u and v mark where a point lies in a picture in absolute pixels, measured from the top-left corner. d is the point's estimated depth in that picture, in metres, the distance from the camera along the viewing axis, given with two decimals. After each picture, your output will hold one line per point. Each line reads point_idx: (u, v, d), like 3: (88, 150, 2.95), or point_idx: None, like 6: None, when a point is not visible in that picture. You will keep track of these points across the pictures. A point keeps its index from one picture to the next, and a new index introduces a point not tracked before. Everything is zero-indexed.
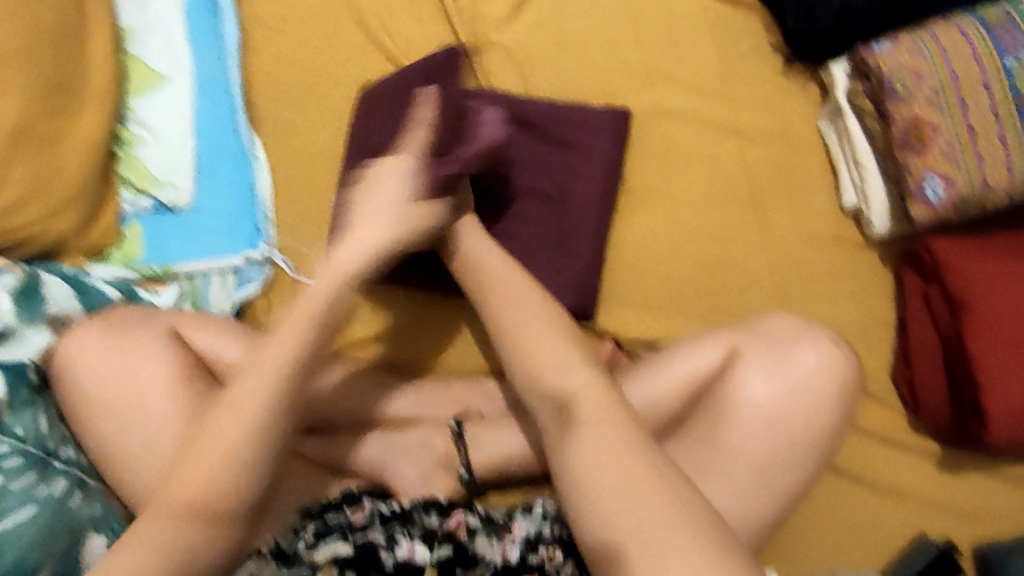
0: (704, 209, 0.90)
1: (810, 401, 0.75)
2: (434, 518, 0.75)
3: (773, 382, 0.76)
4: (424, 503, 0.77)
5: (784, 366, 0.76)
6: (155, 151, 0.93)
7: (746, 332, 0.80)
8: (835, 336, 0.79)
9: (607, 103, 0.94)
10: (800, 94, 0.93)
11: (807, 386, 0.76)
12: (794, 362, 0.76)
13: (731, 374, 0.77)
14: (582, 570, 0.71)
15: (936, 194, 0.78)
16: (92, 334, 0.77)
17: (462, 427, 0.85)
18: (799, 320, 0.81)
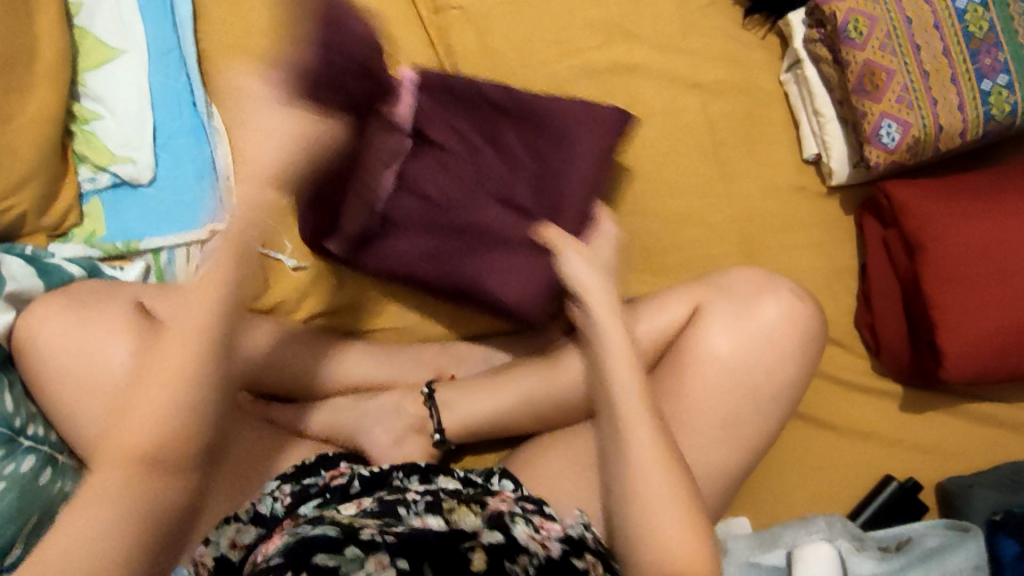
0: (667, 164, 0.90)
1: (771, 348, 0.77)
2: (415, 483, 0.77)
3: (739, 332, 0.77)
4: (403, 466, 0.79)
5: (747, 318, 0.77)
6: (112, 126, 0.92)
7: (711, 285, 0.81)
8: (796, 287, 0.81)
9: (568, 61, 0.93)
10: (760, 46, 0.93)
11: (767, 337, 0.77)
12: (756, 314, 0.77)
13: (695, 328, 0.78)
14: (584, 553, 0.69)
15: (892, 138, 0.78)
16: (54, 309, 0.77)
17: (433, 390, 0.86)
18: (762, 273, 0.82)
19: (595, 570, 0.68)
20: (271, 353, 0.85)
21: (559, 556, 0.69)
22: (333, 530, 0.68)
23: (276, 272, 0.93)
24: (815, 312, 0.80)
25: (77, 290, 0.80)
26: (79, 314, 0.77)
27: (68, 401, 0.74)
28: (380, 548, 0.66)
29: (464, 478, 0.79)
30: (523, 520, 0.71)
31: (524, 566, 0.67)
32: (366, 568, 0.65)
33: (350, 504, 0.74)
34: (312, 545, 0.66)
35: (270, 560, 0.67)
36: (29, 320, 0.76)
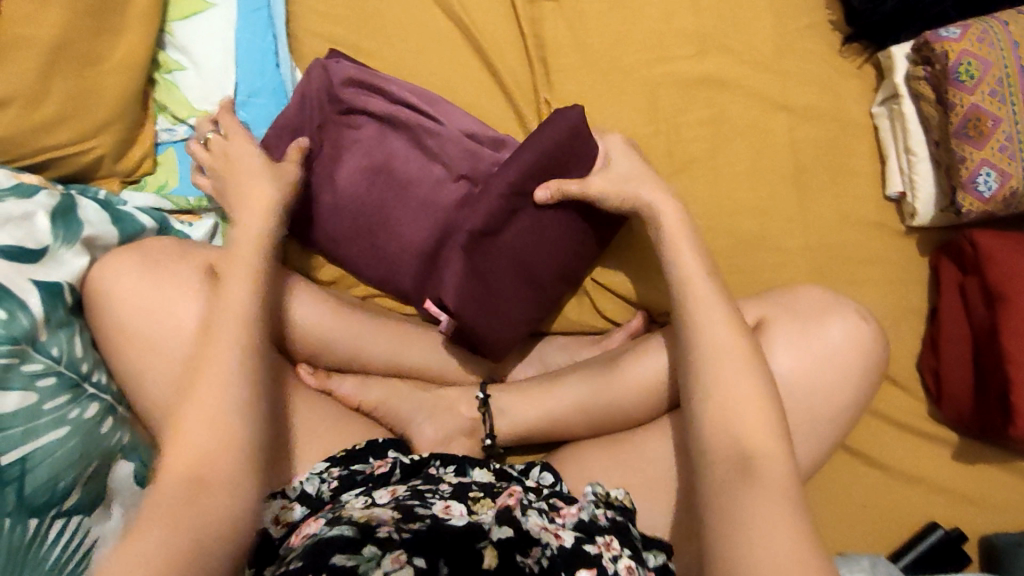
0: (749, 183, 0.89)
1: (829, 371, 0.75)
2: (450, 473, 0.76)
3: (798, 353, 0.75)
4: (442, 456, 0.78)
5: (810, 339, 0.75)
6: (194, 79, 0.91)
7: (775, 303, 0.79)
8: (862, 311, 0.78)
9: (658, 67, 0.91)
10: (856, 75, 0.92)
11: (830, 359, 0.75)
12: (821, 335, 0.75)
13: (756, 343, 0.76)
14: (597, 537, 0.66)
15: (989, 187, 0.79)
16: (129, 262, 0.77)
17: (489, 398, 0.85)
18: (825, 295, 0.80)
19: (610, 551, 0.66)
20: (329, 326, 0.84)
21: (572, 546, 0.65)
22: (350, 530, 0.63)
23: None
24: (880, 343, 0.77)
25: (151, 244, 0.79)
26: (152, 268, 0.76)
27: (134, 353, 0.74)
28: (396, 545, 0.62)
29: (499, 471, 0.78)
30: (535, 512, 0.68)
31: (537, 559, 0.64)
32: (384, 566, 0.60)
33: (383, 491, 0.72)
34: (330, 545, 0.61)
35: (291, 563, 0.60)
36: (102, 270, 0.76)
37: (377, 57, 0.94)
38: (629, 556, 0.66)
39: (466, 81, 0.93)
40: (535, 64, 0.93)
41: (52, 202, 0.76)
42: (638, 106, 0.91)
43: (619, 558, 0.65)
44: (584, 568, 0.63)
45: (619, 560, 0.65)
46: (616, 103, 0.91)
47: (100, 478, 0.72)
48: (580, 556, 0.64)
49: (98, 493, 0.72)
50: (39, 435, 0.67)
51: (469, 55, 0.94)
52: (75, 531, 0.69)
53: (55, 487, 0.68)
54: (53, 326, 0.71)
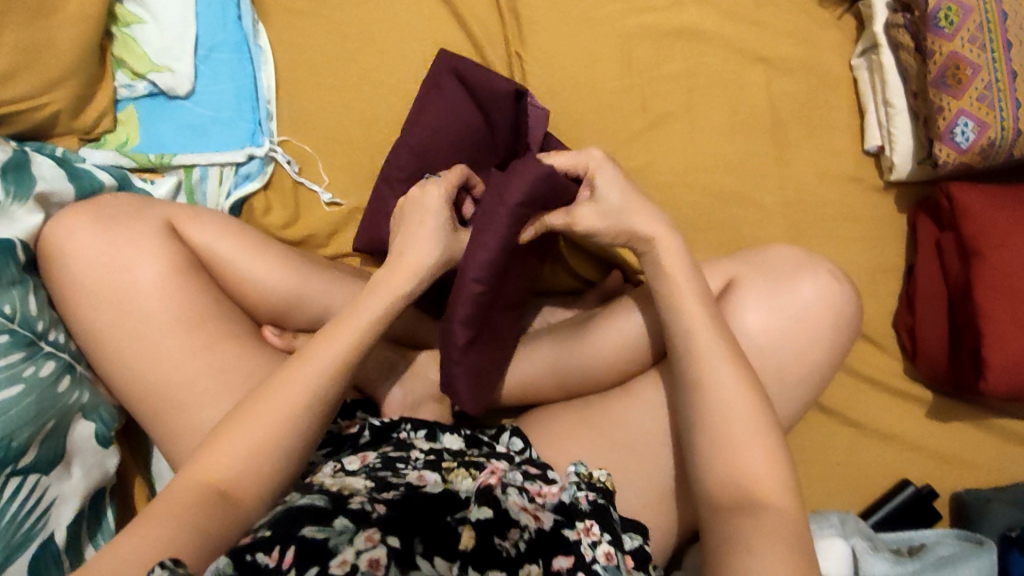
0: (724, 138, 0.87)
1: (805, 330, 0.72)
2: (422, 438, 0.75)
3: (770, 310, 0.72)
4: (412, 420, 0.77)
5: (780, 297, 0.73)
6: (153, 33, 0.88)
7: (749, 262, 0.77)
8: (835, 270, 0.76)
9: (632, 18, 0.89)
10: (835, 26, 0.89)
11: (805, 318, 0.72)
12: (791, 292, 0.73)
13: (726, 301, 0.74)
14: (576, 520, 0.63)
15: (966, 137, 0.78)
16: (83, 219, 0.74)
17: None
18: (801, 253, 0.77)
19: (590, 536, 0.62)
20: (295, 286, 0.82)
21: (551, 529, 0.62)
22: (319, 501, 0.60)
23: (309, 203, 0.90)
24: (853, 296, 0.75)
25: (108, 201, 0.77)
26: (107, 226, 0.74)
27: (90, 314, 0.73)
28: (370, 525, 0.58)
29: (470, 436, 0.77)
30: (514, 490, 0.64)
31: (514, 542, 0.60)
32: (355, 544, 0.56)
33: (355, 457, 0.71)
34: (301, 516, 0.58)
35: (258, 532, 0.56)
36: (56, 228, 0.74)
37: (340, 10, 0.91)
38: (609, 542, 0.62)
39: (434, 33, 0.90)
40: (505, 15, 0.89)
41: (2, 156, 0.74)
42: (611, 58, 0.88)
43: (598, 544, 0.62)
44: (562, 555, 0.60)
45: (598, 546, 0.61)
46: (588, 56, 0.88)
47: (58, 437, 0.71)
48: (557, 541, 0.62)
49: (56, 452, 0.71)
50: None
51: (437, 6, 0.91)
52: (33, 489, 0.69)
53: (10, 446, 0.67)
54: (5, 283, 0.70)
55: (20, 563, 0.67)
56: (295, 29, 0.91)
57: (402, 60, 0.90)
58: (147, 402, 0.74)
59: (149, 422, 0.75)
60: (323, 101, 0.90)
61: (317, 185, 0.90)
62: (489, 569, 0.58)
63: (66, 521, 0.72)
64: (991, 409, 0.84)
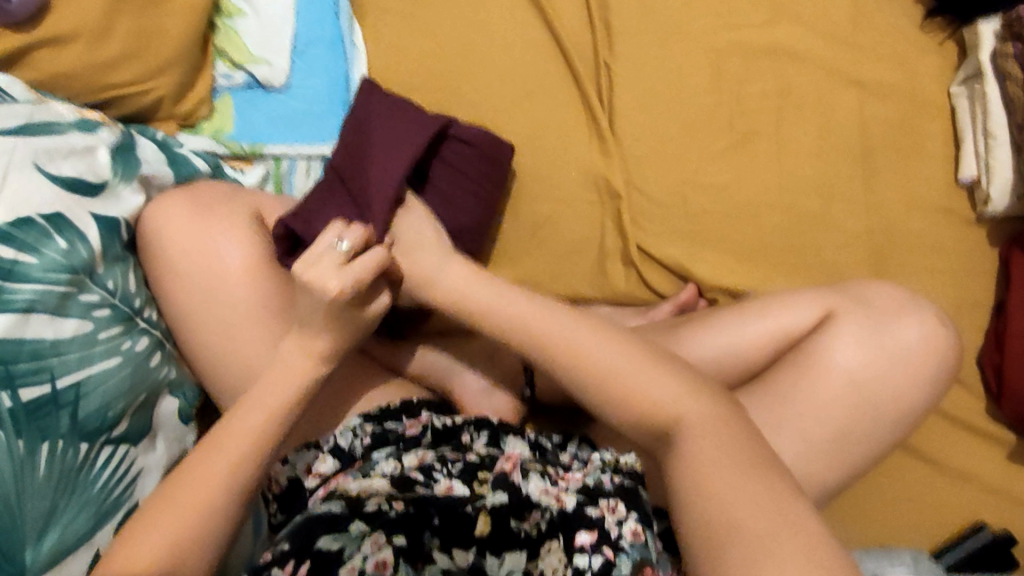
0: (811, 160, 0.86)
1: (901, 370, 0.71)
2: (483, 441, 0.74)
3: (869, 347, 0.71)
4: (475, 422, 0.76)
5: (883, 333, 0.71)
6: (254, 27, 0.91)
7: (847, 295, 0.75)
8: (939, 313, 0.74)
9: (723, 35, 0.88)
10: (936, 52, 0.87)
11: (900, 356, 0.71)
12: (892, 330, 0.71)
13: (822, 333, 0.72)
14: (600, 500, 0.62)
15: None
16: (179, 206, 0.77)
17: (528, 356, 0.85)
18: (899, 290, 0.76)
19: (614, 514, 0.61)
20: None
21: (573, 509, 0.62)
22: (338, 505, 0.63)
23: None
24: (951, 339, 0.74)
25: (202, 190, 0.80)
26: (200, 215, 0.77)
27: (182, 295, 0.76)
28: (375, 525, 0.61)
29: (533, 442, 0.76)
30: (536, 475, 0.66)
31: (534, 523, 0.63)
32: (362, 550, 0.60)
33: (412, 456, 0.71)
34: (319, 524, 0.61)
35: (278, 544, 0.60)
36: (154, 211, 0.77)
37: (434, 11, 0.92)
38: (635, 520, 0.60)
39: (525, 40, 0.91)
40: (597, 26, 0.89)
41: (113, 138, 0.78)
42: (699, 74, 0.87)
43: (624, 522, 0.60)
44: (584, 531, 0.60)
45: (624, 524, 0.60)
46: (677, 70, 0.88)
47: (147, 410, 0.74)
48: (578, 519, 0.61)
49: (144, 426, 0.74)
50: (93, 363, 0.69)
51: (530, 14, 0.91)
52: (123, 457, 0.72)
53: (105, 414, 0.70)
54: (109, 260, 0.73)
55: (110, 527, 0.70)
56: (389, 27, 0.93)
57: (491, 64, 0.90)
58: (229, 384, 0.77)
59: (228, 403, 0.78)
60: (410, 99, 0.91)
61: None
62: (507, 553, 0.62)
63: (149, 491, 0.74)
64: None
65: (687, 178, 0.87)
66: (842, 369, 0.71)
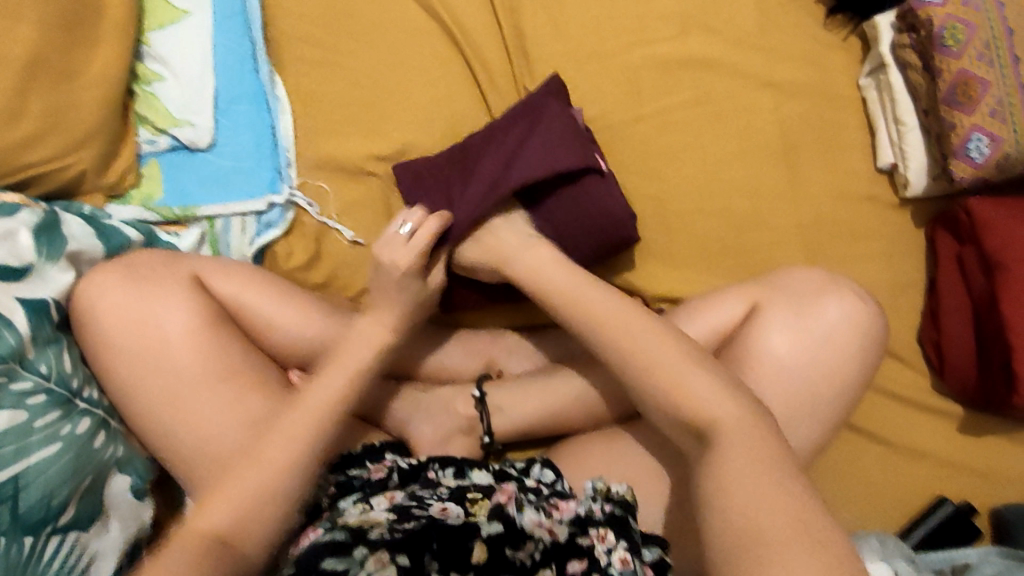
0: (737, 162, 0.88)
1: (833, 354, 0.73)
2: (450, 476, 0.74)
3: (799, 335, 0.74)
4: (440, 458, 0.76)
5: (809, 319, 0.74)
6: (173, 89, 0.90)
7: (774, 289, 0.77)
8: (861, 292, 0.77)
9: (638, 51, 0.89)
10: (841, 48, 0.90)
11: (831, 340, 0.73)
12: (817, 315, 0.74)
13: (752, 326, 0.75)
14: (590, 529, 0.64)
15: (981, 152, 0.79)
16: (113, 277, 0.76)
17: (485, 394, 0.84)
18: (820, 273, 0.78)
19: (604, 542, 0.63)
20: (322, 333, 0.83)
21: (565, 540, 0.64)
22: (341, 534, 0.63)
23: (332, 244, 0.91)
24: (880, 318, 0.76)
25: (134, 258, 0.78)
26: (134, 283, 0.75)
27: (122, 371, 0.74)
28: (378, 546, 0.61)
29: (498, 471, 0.76)
30: (530, 508, 0.66)
31: (528, 553, 0.63)
32: (367, 568, 0.59)
33: (382, 498, 0.70)
34: (321, 550, 0.61)
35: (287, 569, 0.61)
36: (86, 286, 0.75)
37: (352, 55, 0.92)
38: (624, 548, 0.62)
39: (446, 76, 0.92)
40: (515, 55, 0.91)
41: (34, 218, 0.76)
42: (620, 91, 0.89)
43: (613, 550, 0.62)
44: (575, 560, 0.63)
45: (614, 552, 0.62)
46: (600, 88, 0.89)
47: (96, 492, 0.73)
48: (570, 548, 0.64)
49: (94, 509, 0.72)
50: (32, 453, 0.67)
51: (448, 48, 0.92)
52: (73, 545, 0.70)
53: (50, 504, 0.68)
54: (41, 343, 0.71)
55: None
56: (310, 76, 0.93)
57: (415, 102, 0.91)
58: (179, 455, 0.75)
59: (181, 474, 0.76)
60: (339, 144, 0.91)
61: (338, 224, 0.91)
62: None
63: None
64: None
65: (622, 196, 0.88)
66: (777, 364, 0.73)
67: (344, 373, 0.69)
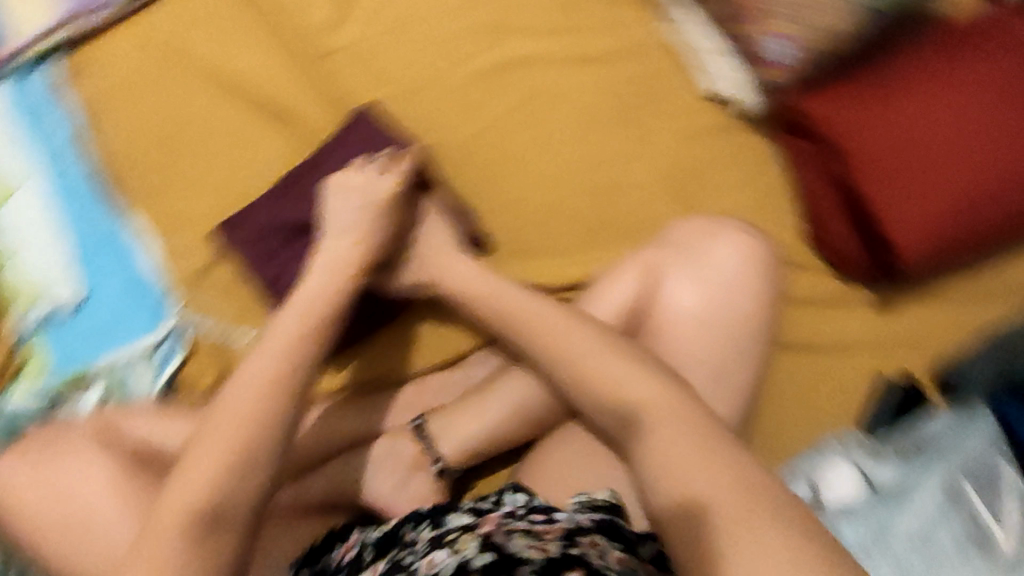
0: (584, 141, 0.91)
1: (735, 292, 0.75)
2: (427, 531, 0.69)
3: (699, 285, 0.75)
4: (410, 518, 0.72)
5: (705, 267, 0.76)
6: (35, 258, 0.90)
7: (661, 248, 0.78)
8: (745, 226, 0.79)
9: (458, 74, 0.93)
10: (637, 11, 0.96)
11: (728, 280, 0.76)
12: (709, 260, 0.76)
13: (655, 293, 0.77)
14: (580, 538, 0.64)
15: (786, 52, 0.86)
16: (14, 459, 0.74)
17: (423, 421, 0.84)
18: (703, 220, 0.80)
19: (596, 547, 0.63)
20: None
21: (560, 553, 0.61)
22: None
23: (236, 351, 0.91)
24: (767, 242, 0.78)
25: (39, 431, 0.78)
26: (42, 456, 0.74)
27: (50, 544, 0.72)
28: None
29: (472, 509, 0.70)
30: (519, 533, 0.64)
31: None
32: None
33: None
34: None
35: None
36: None
37: (198, 167, 0.94)
38: (618, 549, 0.64)
39: (287, 159, 0.93)
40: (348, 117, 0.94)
41: None
42: (455, 114, 0.92)
43: (607, 553, 0.63)
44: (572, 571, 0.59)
45: (609, 554, 0.63)
46: (436, 118, 0.92)
47: None
48: (566, 560, 0.60)
49: None
50: None
51: (284, 132, 0.95)
52: None
53: None
54: None
55: None
56: (163, 200, 0.94)
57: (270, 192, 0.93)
58: None
59: None
60: (210, 255, 0.92)
61: (234, 329, 0.90)
62: None
63: None
64: (933, 281, 0.86)
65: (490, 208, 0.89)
66: (687, 321, 0.75)
67: (277, 360, 0.64)
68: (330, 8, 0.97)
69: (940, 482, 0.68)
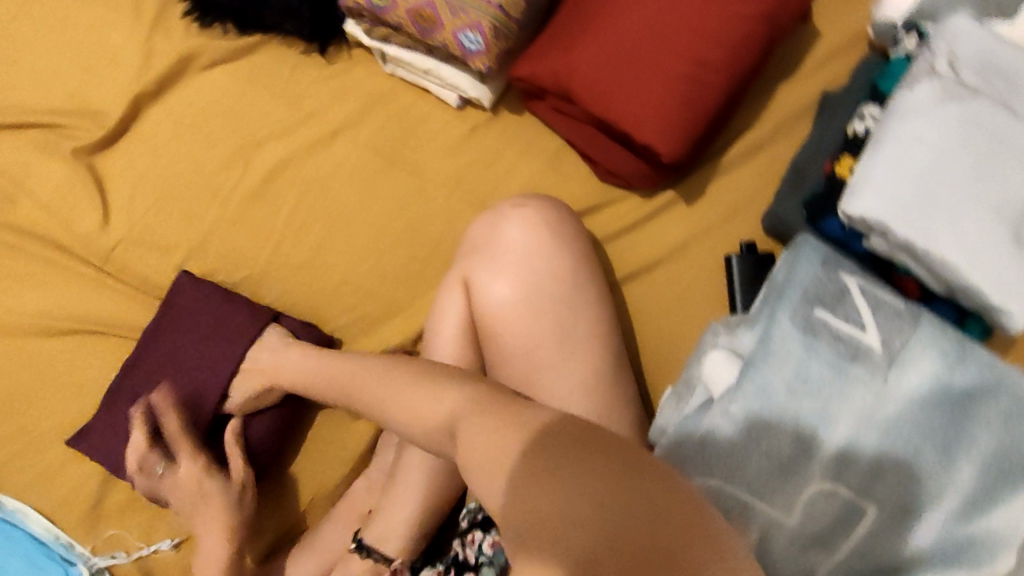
0: (370, 203, 0.92)
1: (538, 260, 0.77)
2: None
3: (507, 272, 0.76)
4: None
5: (503, 255, 0.77)
6: None
7: (466, 254, 0.80)
8: (521, 199, 0.81)
9: (231, 205, 0.94)
10: (355, 62, 0.96)
11: (527, 254, 0.77)
12: (503, 247, 0.77)
13: (475, 300, 0.77)
14: None
15: (475, 41, 0.82)
16: None
17: (360, 540, 0.80)
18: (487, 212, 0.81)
19: None
20: None
21: None
22: None
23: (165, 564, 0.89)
24: (546, 202, 0.80)
25: None
26: None
27: None
28: None
29: None
30: None
31: None
32: None
33: None
34: None
35: None
36: None
37: (41, 418, 0.92)
38: None
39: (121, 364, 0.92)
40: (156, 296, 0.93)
41: None
42: (249, 242, 0.93)
43: None
44: None
45: None
46: (233, 255, 0.93)
47: None
48: None
49: None
50: None
51: (105, 342, 0.93)
52: None
53: None
54: None
55: None
56: (22, 467, 0.91)
57: None
58: None
59: None
60: (94, 492, 0.90)
61: (151, 545, 0.89)
62: None
63: None
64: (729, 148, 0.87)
65: (325, 304, 0.92)
66: (513, 307, 0.75)
67: None
68: (86, 208, 0.95)
69: (796, 322, 0.70)
